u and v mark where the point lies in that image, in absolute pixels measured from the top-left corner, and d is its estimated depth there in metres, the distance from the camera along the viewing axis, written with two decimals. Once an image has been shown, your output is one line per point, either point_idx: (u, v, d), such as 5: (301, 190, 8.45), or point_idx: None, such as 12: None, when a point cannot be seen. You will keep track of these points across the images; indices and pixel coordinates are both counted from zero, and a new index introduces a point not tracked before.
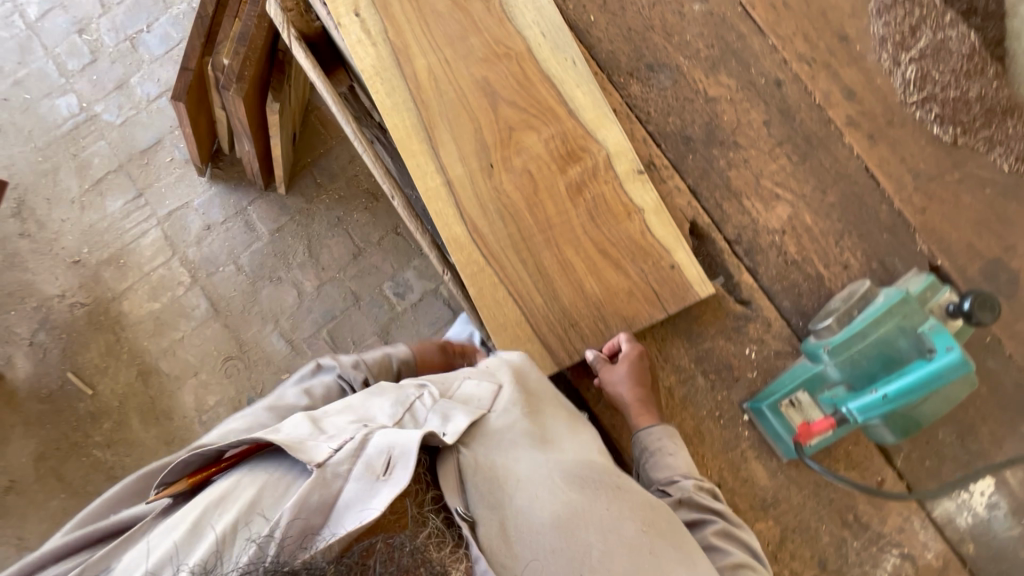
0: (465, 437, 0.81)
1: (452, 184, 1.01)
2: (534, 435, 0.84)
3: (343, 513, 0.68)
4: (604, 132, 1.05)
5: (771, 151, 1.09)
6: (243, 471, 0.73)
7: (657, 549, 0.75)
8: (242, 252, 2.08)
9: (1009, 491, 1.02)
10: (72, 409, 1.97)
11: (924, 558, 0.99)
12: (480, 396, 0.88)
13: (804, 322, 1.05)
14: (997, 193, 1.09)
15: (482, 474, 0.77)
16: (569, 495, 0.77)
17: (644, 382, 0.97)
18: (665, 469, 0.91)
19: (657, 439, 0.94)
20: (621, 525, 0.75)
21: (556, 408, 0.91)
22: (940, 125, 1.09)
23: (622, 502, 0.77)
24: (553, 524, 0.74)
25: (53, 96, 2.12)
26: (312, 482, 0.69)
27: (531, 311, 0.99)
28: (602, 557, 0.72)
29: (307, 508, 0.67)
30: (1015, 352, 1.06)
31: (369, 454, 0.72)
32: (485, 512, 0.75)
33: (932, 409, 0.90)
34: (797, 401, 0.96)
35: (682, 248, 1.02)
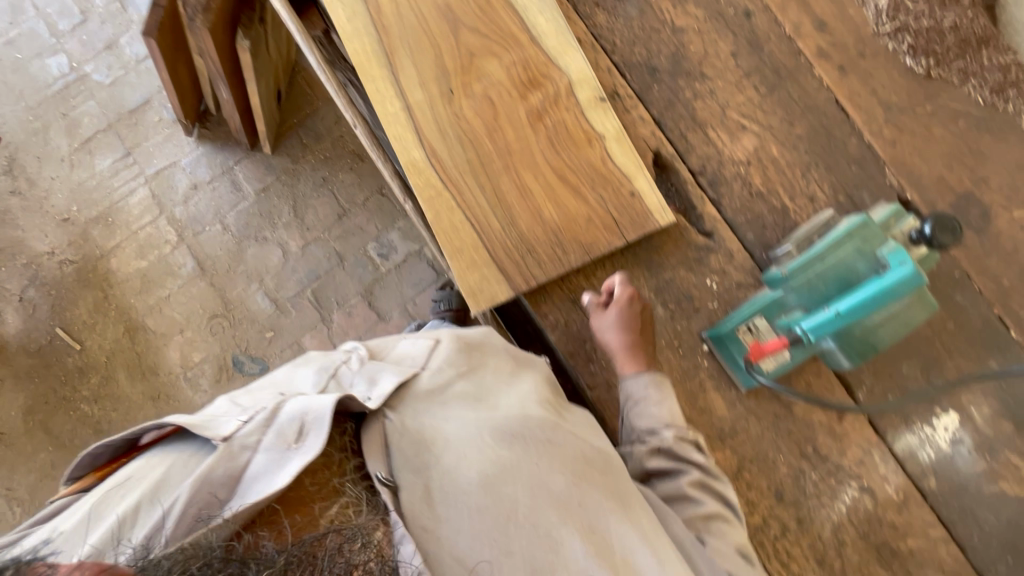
0: (391, 402, 0.88)
1: (409, 108, 1.00)
2: (467, 397, 0.92)
3: (248, 486, 0.73)
4: (567, 59, 1.04)
5: (738, 83, 1.08)
6: (157, 452, 0.80)
7: (585, 499, 0.82)
8: (228, 212, 2.05)
9: (974, 427, 1.00)
10: (61, 362, 1.93)
11: (884, 491, 0.98)
12: (415, 354, 0.99)
13: (767, 253, 1.03)
14: (969, 126, 1.07)
15: (408, 439, 0.83)
16: (499, 453, 0.83)
17: (635, 327, 0.94)
18: (648, 419, 0.92)
19: (641, 386, 0.93)
20: (550, 477, 0.83)
21: (500, 359, 1.02)
22: (913, 56, 1.08)
23: (552, 457, 0.85)
24: (479, 483, 0.80)
25: (44, 56, 2.10)
26: (218, 455, 0.73)
27: (488, 236, 0.98)
28: (528, 510, 0.79)
29: (212, 481, 0.72)
30: (984, 288, 1.03)
31: (281, 423, 0.76)
32: (411, 474, 0.80)
33: (891, 332, 0.88)
34: (754, 326, 0.95)
35: (643, 175, 1.01)
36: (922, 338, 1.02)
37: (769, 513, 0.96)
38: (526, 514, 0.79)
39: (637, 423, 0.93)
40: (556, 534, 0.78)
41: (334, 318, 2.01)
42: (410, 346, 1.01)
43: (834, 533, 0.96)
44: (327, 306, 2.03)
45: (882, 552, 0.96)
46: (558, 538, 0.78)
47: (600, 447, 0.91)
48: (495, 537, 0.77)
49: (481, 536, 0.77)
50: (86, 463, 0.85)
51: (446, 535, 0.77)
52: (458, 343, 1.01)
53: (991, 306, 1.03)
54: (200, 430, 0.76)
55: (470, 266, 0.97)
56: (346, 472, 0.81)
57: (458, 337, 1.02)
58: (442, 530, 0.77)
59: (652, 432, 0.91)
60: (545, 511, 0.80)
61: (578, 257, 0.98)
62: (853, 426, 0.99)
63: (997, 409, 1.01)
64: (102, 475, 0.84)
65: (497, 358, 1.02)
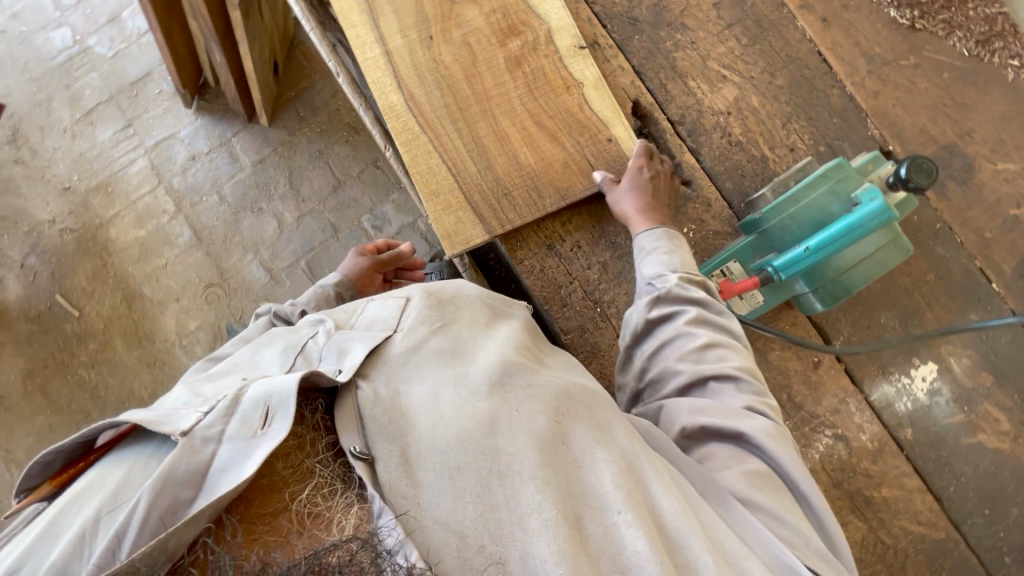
0: (363, 371, 0.69)
1: (389, 53, 1.01)
2: (444, 350, 0.74)
3: (215, 482, 0.55)
4: (546, 7, 1.04)
5: (719, 33, 1.07)
6: (112, 460, 0.61)
7: (573, 438, 0.66)
8: (226, 182, 1.85)
9: (952, 378, 0.99)
10: (59, 329, 1.76)
11: (859, 440, 0.97)
12: (386, 316, 0.78)
13: (744, 201, 1.02)
14: (955, 78, 1.06)
15: (382, 407, 0.65)
16: (477, 405, 0.66)
17: (648, 188, 0.94)
18: (654, 264, 0.89)
19: (653, 241, 0.91)
20: (532, 419, 0.66)
21: (472, 309, 0.82)
22: (897, 8, 1.07)
23: (532, 398, 0.68)
24: (458, 443, 0.63)
25: (48, 29, 1.88)
26: (177, 451, 0.55)
27: (463, 178, 0.97)
28: (511, 457, 0.63)
29: (174, 481, 0.54)
30: (966, 240, 1.03)
31: (244, 408, 0.59)
32: (385, 443, 0.63)
33: (865, 272, 0.91)
34: (729, 270, 0.96)
35: (620, 121, 1.01)
36: (901, 289, 1.01)
37: None
38: (509, 461, 0.62)
39: (643, 270, 0.90)
40: (545, 478, 0.62)
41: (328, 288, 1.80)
42: (380, 307, 0.81)
43: None
44: (320, 278, 1.82)
45: (856, 500, 0.96)
46: (549, 484, 0.62)
47: (587, 386, 0.74)
48: (478, 496, 0.60)
49: (462, 497, 0.60)
50: (35, 473, 0.65)
51: (426, 503, 0.60)
52: (429, 300, 0.80)
53: (972, 258, 1.02)
54: (158, 426, 0.59)
55: (443, 207, 0.97)
56: (319, 452, 0.63)
57: (430, 293, 0.81)
58: (421, 498, 0.60)
59: (657, 273, 0.88)
60: (531, 453, 0.63)
61: (555, 200, 0.98)
62: (829, 375, 0.98)
63: (977, 361, 1.00)
64: (61, 482, 0.65)
65: (471, 309, 0.82)
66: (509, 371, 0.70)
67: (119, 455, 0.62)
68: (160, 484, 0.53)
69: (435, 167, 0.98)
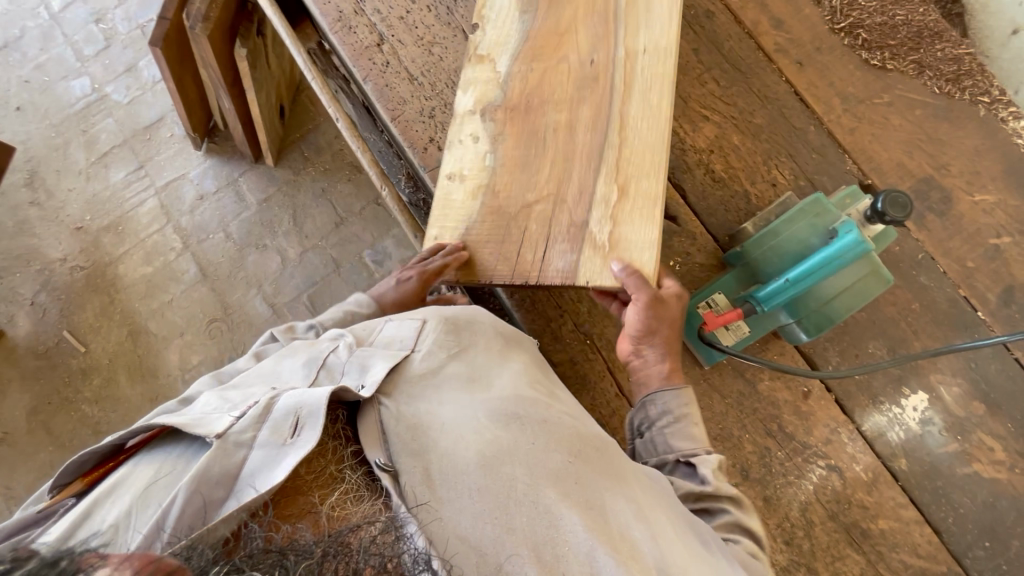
0: (386, 389, 0.71)
1: (627, 69, 0.90)
2: (460, 377, 0.76)
3: (246, 485, 0.56)
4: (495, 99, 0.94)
5: (699, 77, 1.12)
6: (141, 457, 0.62)
7: (584, 478, 0.66)
8: (232, 220, 1.91)
9: (944, 407, 1.00)
10: (66, 365, 1.79)
11: (852, 471, 0.98)
12: (404, 336, 0.80)
13: (727, 234, 1.06)
14: (928, 115, 1.09)
15: (405, 423, 0.67)
16: (496, 434, 0.67)
17: (672, 319, 0.88)
18: (687, 439, 0.82)
19: (665, 399, 0.85)
20: (548, 455, 0.66)
21: (488, 337, 0.83)
22: (868, 50, 1.11)
23: (548, 434, 0.68)
24: (477, 466, 0.64)
25: (69, 79, 1.98)
26: (209, 453, 0.56)
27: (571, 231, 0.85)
28: (527, 487, 0.63)
29: (207, 481, 0.55)
30: (949, 269, 1.04)
31: (275, 417, 0.61)
32: (408, 458, 0.64)
33: (845, 304, 0.92)
34: (714, 303, 0.99)
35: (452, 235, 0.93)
36: (887, 319, 1.02)
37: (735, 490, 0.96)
38: (525, 491, 0.62)
39: (674, 443, 0.83)
40: (559, 511, 0.62)
41: None
42: (397, 327, 0.83)
43: (802, 512, 0.96)
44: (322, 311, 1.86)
45: (852, 533, 0.95)
46: (562, 515, 0.61)
47: (597, 430, 0.74)
48: (496, 519, 0.61)
49: (481, 518, 0.61)
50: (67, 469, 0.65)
51: (448, 519, 0.61)
52: (445, 324, 0.82)
53: (956, 287, 1.04)
54: (191, 428, 0.60)
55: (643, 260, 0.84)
56: (344, 460, 0.64)
57: (445, 318, 0.83)
58: (442, 514, 0.61)
59: (690, 455, 0.81)
60: (545, 488, 0.63)
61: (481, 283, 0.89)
62: (820, 405, 0.99)
63: (968, 390, 1.00)
64: (91, 480, 0.64)
65: (486, 336, 0.83)
66: (526, 405, 0.71)
67: (147, 453, 0.63)
68: (194, 484, 0.54)
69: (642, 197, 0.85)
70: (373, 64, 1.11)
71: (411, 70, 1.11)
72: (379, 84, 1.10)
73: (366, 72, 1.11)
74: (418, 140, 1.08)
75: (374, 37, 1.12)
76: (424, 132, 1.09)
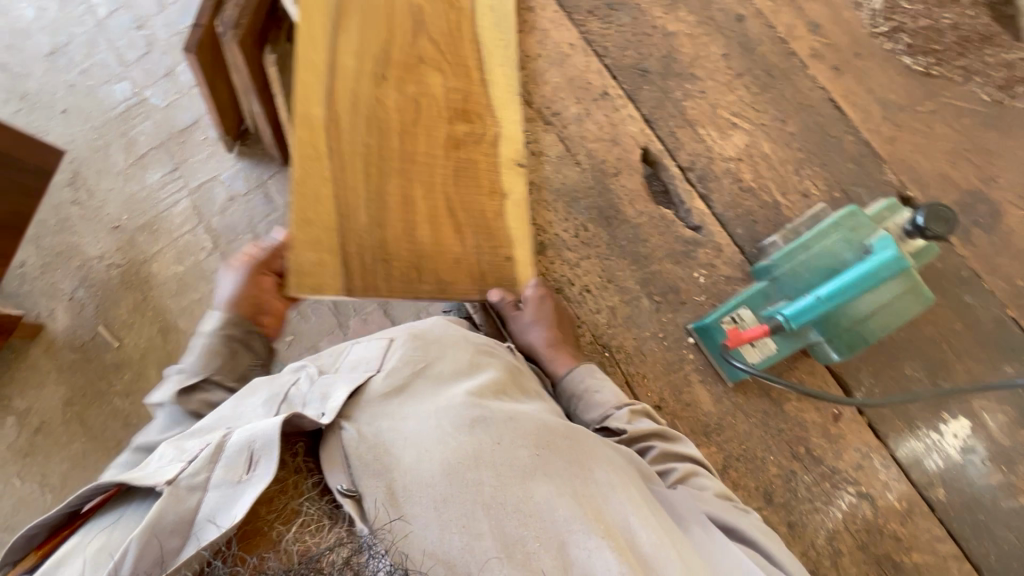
0: (346, 413, 0.69)
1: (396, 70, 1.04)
2: (425, 389, 0.73)
3: (202, 529, 0.57)
4: (506, 112, 1.05)
5: (729, 83, 1.08)
6: (96, 522, 0.63)
7: (550, 471, 0.65)
8: (259, 221, 1.95)
9: (988, 435, 0.93)
10: (100, 359, 1.85)
11: (885, 499, 0.92)
12: (370, 357, 0.77)
13: (756, 246, 1.02)
14: (976, 123, 1.03)
15: (367, 444, 0.65)
16: (461, 440, 0.66)
17: (546, 321, 0.95)
18: (594, 408, 0.89)
19: (576, 383, 0.92)
20: (514, 453, 0.66)
21: (455, 346, 0.81)
22: (911, 55, 1.06)
23: (513, 431, 0.68)
24: (443, 475, 0.63)
25: (111, 83, 2.06)
26: (162, 501, 0.57)
27: (349, 223, 0.93)
28: (495, 491, 0.62)
29: (162, 529, 0.56)
30: (997, 288, 0.98)
31: (227, 455, 0.60)
32: (370, 479, 0.62)
33: (880, 324, 0.87)
34: (740, 317, 0.95)
35: (524, 244, 1.00)
36: (926, 339, 0.96)
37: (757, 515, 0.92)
38: (493, 495, 0.62)
39: (586, 417, 0.90)
40: (529, 509, 0.62)
41: None
42: (364, 348, 0.80)
43: (829, 541, 0.91)
44: None
45: (885, 566, 0.90)
46: (532, 514, 0.62)
47: (566, 420, 0.73)
48: (463, 528, 0.60)
49: (448, 529, 0.60)
50: (20, 542, 0.66)
51: (414, 534, 0.60)
52: (413, 340, 0.80)
53: (1004, 307, 0.97)
54: (141, 482, 0.60)
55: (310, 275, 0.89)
56: (305, 492, 0.62)
57: (414, 333, 0.81)
58: (409, 530, 0.60)
59: (603, 418, 0.88)
60: (514, 488, 0.63)
61: (428, 290, 0.94)
62: (850, 428, 0.95)
63: (1014, 418, 0.94)
64: (44, 553, 0.65)
65: (454, 345, 0.81)
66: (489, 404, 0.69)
67: (103, 516, 0.64)
68: (145, 536, 0.55)
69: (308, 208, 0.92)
70: None
71: None
72: None
73: None
74: None
75: None
76: None
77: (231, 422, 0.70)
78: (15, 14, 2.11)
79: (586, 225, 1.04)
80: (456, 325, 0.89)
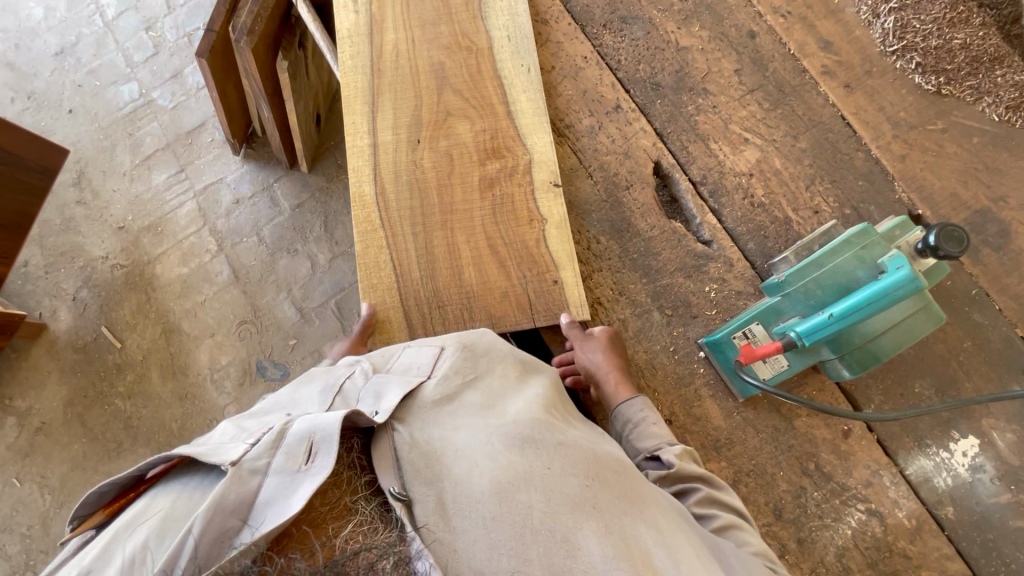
0: (399, 414, 0.70)
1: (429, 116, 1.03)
2: (475, 403, 0.74)
3: (260, 515, 0.55)
4: (535, 138, 1.03)
5: (740, 99, 1.09)
6: (160, 491, 0.62)
7: (601, 501, 0.64)
8: (265, 224, 1.95)
9: (997, 454, 0.94)
10: (102, 360, 1.84)
11: (894, 517, 0.92)
12: (422, 362, 0.79)
13: (767, 262, 1.02)
14: (985, 143, 1.04)
15: (419, 451, 0.66)
16: (512, 459, 0.65)
17: (610, 361, 0.93)
18: (648, 438, 0.85)
19: (628, 411, 0.89)
20: (565, 480, 0.64)
21: (505, 363, 0.82)
22: (922, 74, 1.07)
23: (565, 457, 0.67)
24: (493, 492, 0.63)
25: (118, 84, 2.06)
26: (225, 480, 0.56)
27: (404, 283, 0.96)
28: (543, 515, 0.61)
29: (222, 510, 0.54)
30: (1005, 307, 0.99)
31: (289, 443, 0.60)
32: (422, 486, 0.63)
33: (892, 342, 0.88)
34: (751, 333, 0.95)
35: (572, 267, 0.98)
36: (936, 357, 0.97)
37: (767, 530, 0.92)
38: (542, 519, 0.61)
39: (637, 445, 0.86)
40: (576, 539, 0.60)
41: None
42: (415, 352, 0.82)
43: (838, 558, 0.91)
44: (348, 318, 1.88)
45: None
46: (581, 544, 0.60)
47: (615, 453, 0.73)
48: (512, 549, 0.59)
49: (497, 548, 0.59)
50: (90, 501, 0.66)
51: (461, 550, 0.59)
52: (463, 351, 0.81)
53: (1013, 326, 0.98)
54: (205, 458, 0.59)
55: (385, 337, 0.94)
56: (358, 489, 0.62)
57: (465, 343, 0.82)
58: (456, 546, 0.59)
59: (655, 447, 0.84)
60: (562, 515, 0.61)
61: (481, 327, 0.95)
62: (860, 445, 0.95)
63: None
64: (114, 511, 0.66)
65: (502, 361, 0.82)
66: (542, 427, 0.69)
67: (168, 485, 0.63)
68: (209, 513, 0.53)
69: (373, 271, 0.96)
70: None
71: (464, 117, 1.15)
72: None
73: None
74: None
75: None
76: None
77: (290, 409, 0.73)
78: (23, 13, 2.11)
79: (598, 237, 1.05)
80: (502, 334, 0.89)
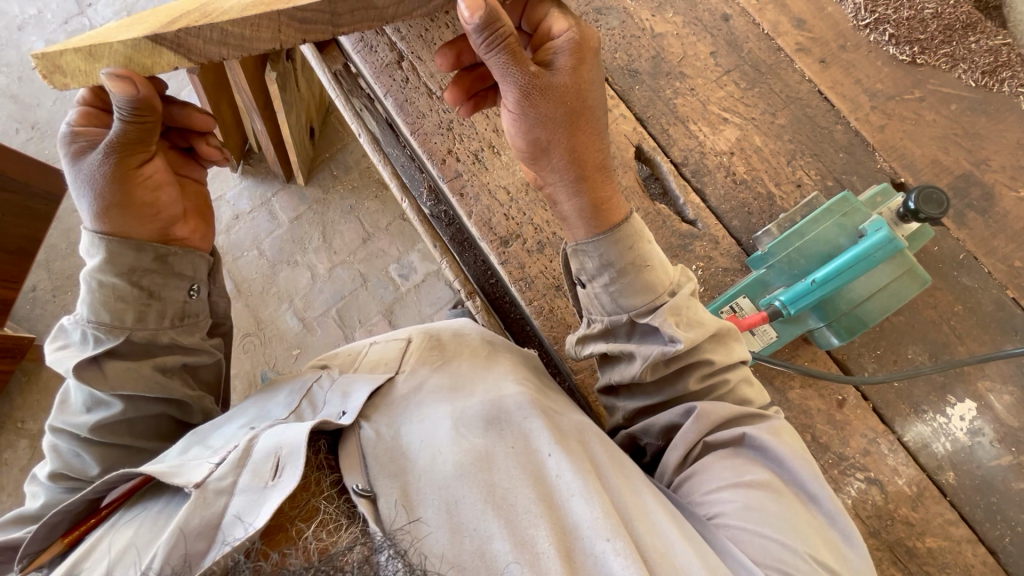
0: (367, 413, 0.71)
1: None
2: (442, 388, 0.75)
3: (227, 533, 0.56)
4: None
5: (717, 80, 1.10)
6: (124, 517, 0.64)
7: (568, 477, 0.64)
8: (265, 238, 1.98)
9: (995, 416, 0.93)
10: None
11: (894, 484, 0.92)
12: (388, 358, 0.81)
13: (750, 238, 1.03)
14: (963, 109, 1.05)
15: (385, 448, 0.66)
16: (475, 441, 0.66)
17: (542, 140, 0.73)
18: (639, 294, 0.74)
19: (604, 253, 0.75)
20: (527, 457, 0.66)
21: (473, 346, 0.83)
22: (896, 45, 1.07)
23: (527, 436, 0.67)
24: (456, 476, 0.63)
25: None
26: (190, 505, 0.57)
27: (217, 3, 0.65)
28: (506, 492, 0.62)
29: (188, 534, 0.55)
30: (994, 269, 0.98)
31: (255, 460, 0.61)
32: (387, 481, 0.63)
33: (879, 306, 0.92)
34: (739, 307, 0.98)
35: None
36: (927, 322, 0.97)
37: None
38: (503, 497, 0.62)
39: (626, 301, 0.75)
40: (539, 512, 0.61)
41: (354, 335, 1.88)
42: (382, 347, 0.85)
43: None
44: (349, 325, 1.91)
45: (897, 551, 0.89)
46: (543, 517, 0.61)
47: (578, 418, 0.72)
48: (474, 529, 0.60)
49: (460, 531, 0.60)
50: (42, 534, 0.67)
51: (426, 538, 0.60)
52: (429, 341, 0.83)
53: (1003, 288, 0.98)
54: (170, 479, 0.61)
55: (143, 52, 0.63)
56: (324, 490, 0.62)
57: (429, 334, 0.85)
58: (421, 534, 0.60)
59: (649, 311, 0.74)
60: (524, 490, 0.63)
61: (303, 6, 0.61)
62: (856, 413, 0.95)
63: (1021, 398, 0.93)
64: (71, 540, 0.67)
65: (472, 345, 0.83)
66: (504, 406, 0.70)
67: (132, 511, 0.65)
68: (173, 539, 0.54)
69: (149, 15, 0.70)
70: (393, 81, 1.11)
71: (430, 84, 1.10)
72: (399, 99, 1.10)
73: (386, 88, 1.11)
74: (436, 152, 1.08)
75: (394, 54, 1.12)
76: (442, 143, 1.09)
77: (256, 417, 0.74)
78: (26, 47, 2.18)
79: None
80: (467, 323, 0.90)
